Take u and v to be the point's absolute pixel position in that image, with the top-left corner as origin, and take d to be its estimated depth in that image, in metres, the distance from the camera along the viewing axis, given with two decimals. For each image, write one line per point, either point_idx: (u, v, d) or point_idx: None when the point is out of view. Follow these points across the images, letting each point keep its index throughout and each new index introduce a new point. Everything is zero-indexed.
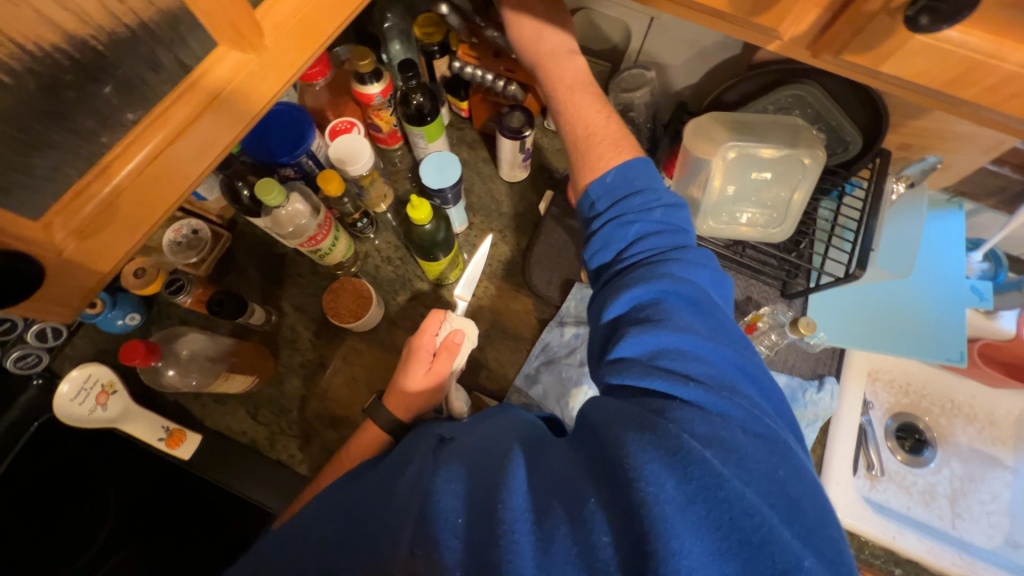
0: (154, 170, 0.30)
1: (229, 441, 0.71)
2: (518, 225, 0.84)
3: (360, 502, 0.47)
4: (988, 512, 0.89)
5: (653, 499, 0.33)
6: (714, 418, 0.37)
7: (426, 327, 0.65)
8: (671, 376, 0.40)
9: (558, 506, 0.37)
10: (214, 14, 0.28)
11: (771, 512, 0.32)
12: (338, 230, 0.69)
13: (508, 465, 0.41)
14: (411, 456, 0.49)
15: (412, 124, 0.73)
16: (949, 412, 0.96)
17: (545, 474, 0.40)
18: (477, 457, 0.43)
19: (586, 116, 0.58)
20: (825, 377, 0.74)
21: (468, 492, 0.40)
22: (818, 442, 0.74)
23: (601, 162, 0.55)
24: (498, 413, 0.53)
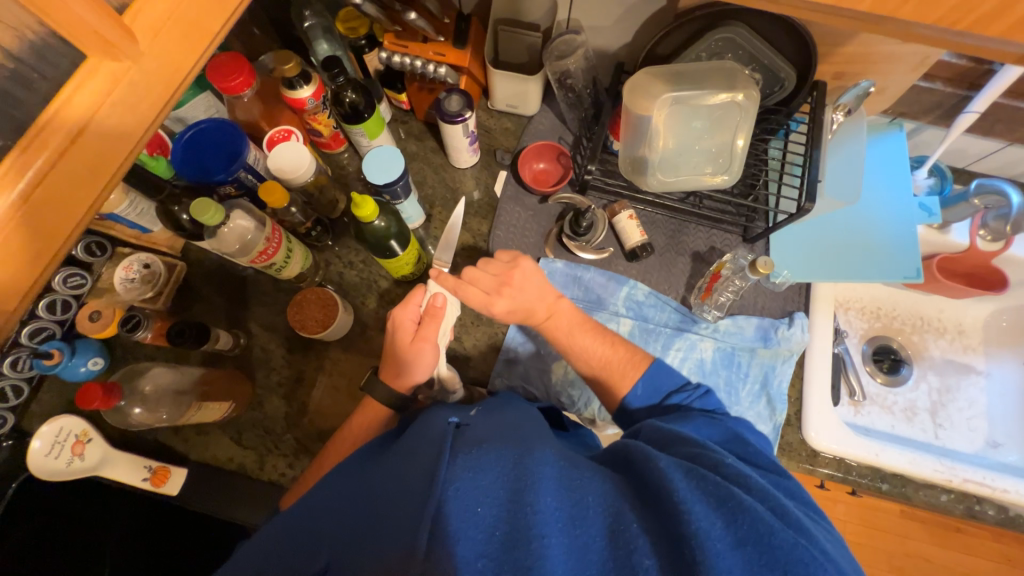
0: (41, 196, 0.28)
1: (217, 469, 0.70)
2: (477, 210, 0.84)
3: (368, 495, 0.46)
4: (967, 417, 0.92)
5: (703, 532, 0.35)
6: (756, 480, 0.41)
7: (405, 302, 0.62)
8: (710, 451, 0.44)
9: (596, 519, 0.38)
10: (73, 24, 0.27)
11: (818, 558, 0.35)
12: (290, 241, 0.67)
13: (532, 464, 0.41)
14: (420, 443, 0.48)
15: (350, 123, 0.71)
16: (920, 328, 0.99)
17: (579, 483, 0.40)
18: (498, 450, 0.43)
19: None
20: (795, 313, 0.75)
21: (489, 487, 0.39)
22: (797, 376, 0.75)
23: None
24: (514, 411, 0.54)
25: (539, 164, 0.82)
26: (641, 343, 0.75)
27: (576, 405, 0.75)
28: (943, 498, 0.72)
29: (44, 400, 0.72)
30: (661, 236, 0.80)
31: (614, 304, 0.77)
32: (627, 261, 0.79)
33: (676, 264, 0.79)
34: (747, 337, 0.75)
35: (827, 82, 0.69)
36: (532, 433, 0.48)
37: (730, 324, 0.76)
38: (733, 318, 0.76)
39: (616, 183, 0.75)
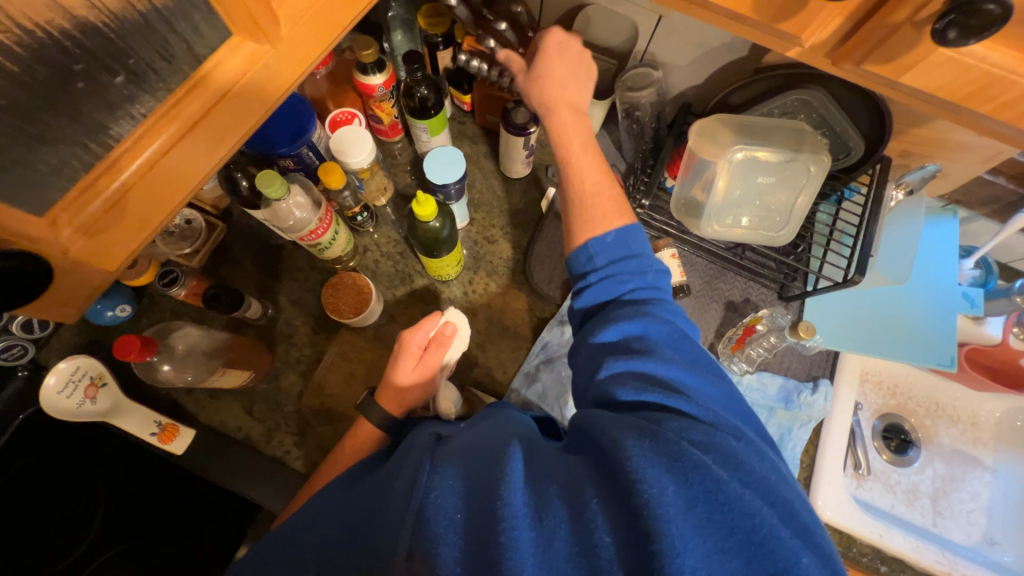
0: (164, 166, 0.30)
1: (224, 436, 0.70)
2: (519, 222, 0.84)
3: (356, 508, 0.46)
4: (967, 510, 0.92)
5: (651, 492, 0.34)
6: (707, 429, 0.39)
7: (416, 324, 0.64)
8: (666, 402, 0.42)
9: (563, 499, 0.37)
10: (234, 5, 0.28)
11: (765, 509, 0.34)
12: (338, 224, 0.68)
13: (505, 459, 0.41)
14: (406, 455, 0.48)
15: (415, 117, 0.71)
16: (933, 413, 0.99)
17: (546, 472, 0.40)
18: (472, 453, 0.43)
19: (585, 176, 0.61)
20: (820, 379, 0.75)
21: (468, 496, 0.39)
22: (812, 443, 0.75)
23: (602, 223, 0.57)
24: (500, 416, 0.53)
25: None
26: None
27: None
28: None
29: (65, 337, 0.72)
30: (698, 280, 0.80)
31: None
32: None
33: (708, 310, 0.79)
34: (769, 395, 0.75)
35: (893, 158, 0.69)
36: (507, 430, 0.47)
37: (754, 379, 0.75)
38: (758, 374, 0.76)
39: (664, 221, 0.75)
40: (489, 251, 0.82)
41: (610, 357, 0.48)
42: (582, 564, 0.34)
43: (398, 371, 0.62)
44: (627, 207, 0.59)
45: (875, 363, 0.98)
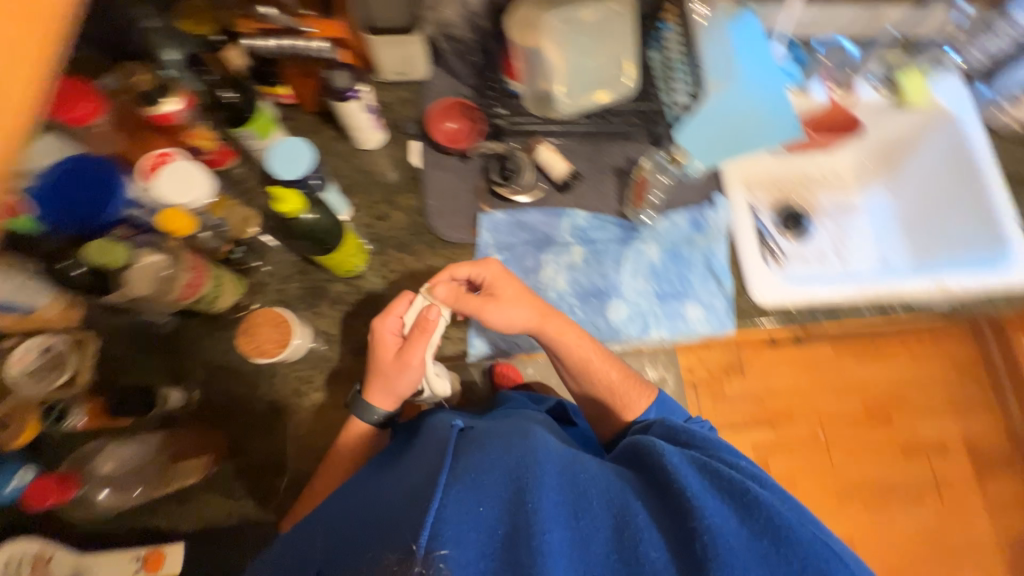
0: None
1: (217, 529, 0.64)
2: (401, 187, 0.81)
3: (362, 512, 0.46)
4: (862, 248, 1.10)
5: (697, 494, 0.41)
6: (757, 475, 0.48)
7: (387, 313, 0.63)
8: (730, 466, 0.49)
9: (603, 497, 0.41)
10: None
11: (816, 540, 0.40)
12: (215, 267, 0.62)
13: (535, 462, 0.42)
14: (423, 456, 0.48)
15: (235, 127, 0.66)
16: (810, 186, 1.14)
17: (583, 475, 0.43)
18: (500, 449, 0.44)
19: (603, 375, 0.68)
20: (714, 195, 0.84)
21: (491, 485, 0.40)
22: (731, 251, 0.84)
23: (634, 398, 0.66)
24: (517, 416, 0.58)
25: (448, 125, 0.81)
26: (595, 265, 0.80)
27: None
28: (864, 312, 0.85)
29: None
30: (583, 163, 0.84)
31: (561, 237, 0.80)
32: (560, 194, 0.82)
33: (604, 184, 0.84)
34: (682, 229, 0.83)
35: None
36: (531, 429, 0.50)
37: (665, 222, 0.83)
38: (667, 216, 0.83)
39: (528, 119, 0.80)
40: (386, 227, 0.79)
41: (661, 437, 0.56)
42: (617, 566, 0.38)
43: (378, 367, 0.62)
44: (644, 379, 0.68)
45: (752, 169, 1.12)
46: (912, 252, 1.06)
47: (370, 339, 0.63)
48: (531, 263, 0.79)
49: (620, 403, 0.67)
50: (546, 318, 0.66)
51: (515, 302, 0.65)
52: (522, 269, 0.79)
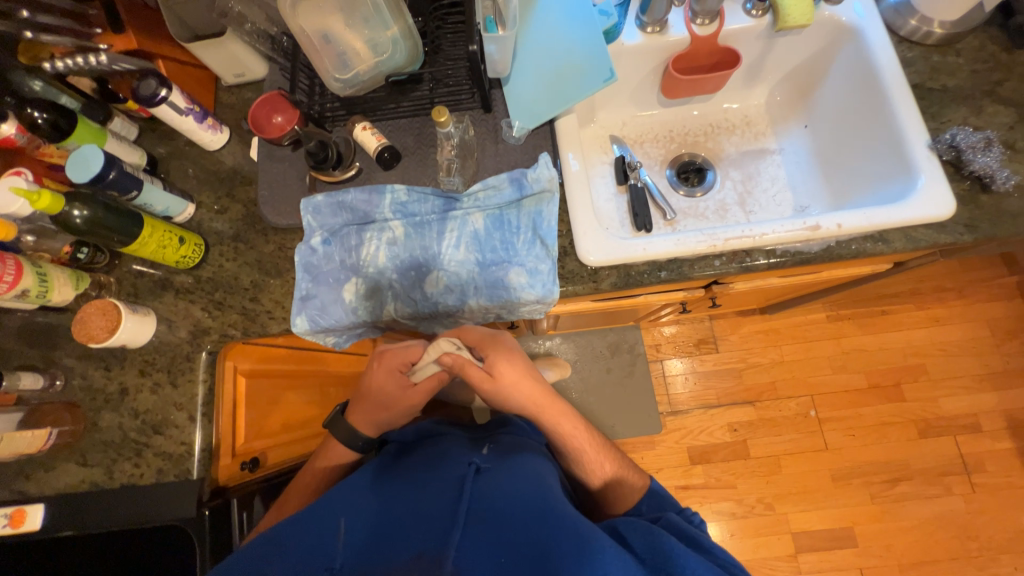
0: None
1: (73, 492, 0.74)
2: (241, 181, 0.87)
3: (400, 517, 0.64)
4: (772, 195, 0.97)
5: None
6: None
7: (406, 349, 0.82)
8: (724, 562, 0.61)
9: (613, 566, 0.54)
10: None
11: None
12: (43, 265, 0.71)
13: (524, 510, 0.62)
14: (446, 485, 0.67)
15: (60, 142, 0.74)
16: (712, 134, 1.03)
17: (593, 544, 0.56)
18: (506, 494, 0.64)
19: (597, 462, 0.82)
20: (540, 155, 0.79)
21: (483, 519, 0.60)
22: (564, 212, 0.79)
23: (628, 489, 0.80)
24: (520, 458, 0.75)
25: (277, 117, 0.82)
26: (415, 238, 0.80)
27: (374, 313, 0.78)
28: (717, 263, 0.76)
29: None
30: (408, 137, 0.84)
31: (380, 214, 0.80)
32: (382, 170, 0.82)
33: (428, 154, 0.83)
34: (505, 194, 0.79)
35: None
36: (531, 484, 0.67)
37: (485, 188, 0.79)
38: (485, 182, 0.79)
39: (349, 102, 0.83)
40: (226, 220, 0.85)
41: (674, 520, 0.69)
42: None
43: (373, 394, 0.82)
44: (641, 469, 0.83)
45: (640, 124, 1.04)
46: (827, 194, 0.92)
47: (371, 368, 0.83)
48: (354, 242, 0.80)
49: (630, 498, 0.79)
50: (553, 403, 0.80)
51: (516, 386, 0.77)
52: (345, 248, 0.80)
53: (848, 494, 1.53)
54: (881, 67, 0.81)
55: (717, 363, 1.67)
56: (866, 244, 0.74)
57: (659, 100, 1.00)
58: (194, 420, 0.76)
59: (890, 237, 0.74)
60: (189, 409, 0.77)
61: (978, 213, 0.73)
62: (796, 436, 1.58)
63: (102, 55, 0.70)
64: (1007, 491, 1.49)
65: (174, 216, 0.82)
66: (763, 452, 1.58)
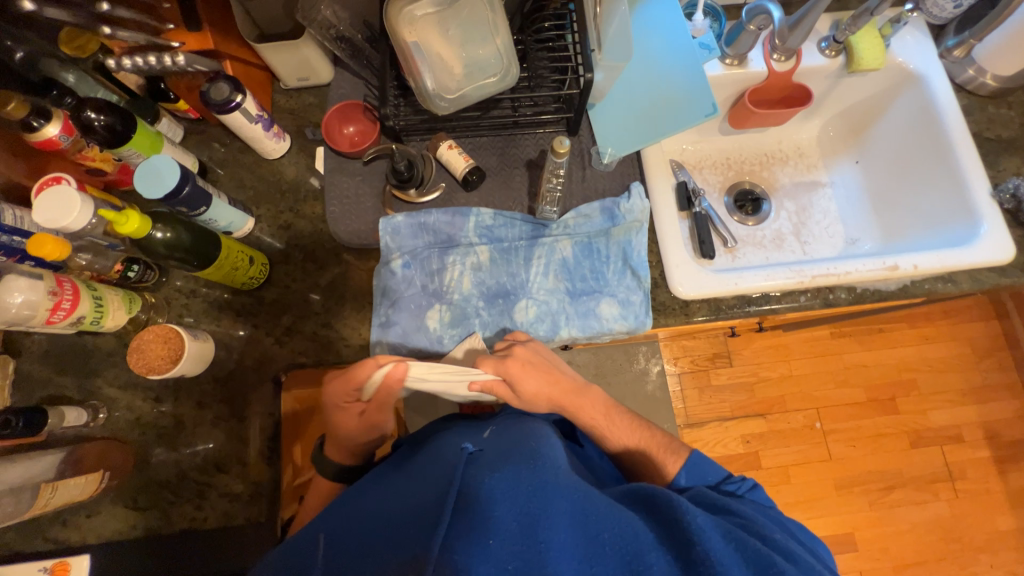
0: None
1: (124, 540, 0.67)
2: (305, 195, 0.81)
3: (390, 517, 0.55)
4: (825, 228, 1.01)
5: (719, 561, 0.51)
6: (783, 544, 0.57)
7: (340, 380, 0.64)
8: (740, 521, 0.60)
9: (617, 544, 0.51)
10: None
11: None
12: (96, 288, 0.63)
13: (532, 489, 0.53)
14: (440, 472, 0.59)
15: (115, 149, 0.66)
16: (767, 164, 1.06)
17: (595, 519, 0.52)
18: (508, 469, 0.56)
19: (629, 437, 0.76)
20: (632, 184, 0.79)
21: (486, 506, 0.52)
22: (653, 242, 0.79)
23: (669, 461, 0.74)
24: (519, 427, 0.67)
25: (350, 129, 0.80)
26: (502, 264, 0.77)
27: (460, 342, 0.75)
28: (802, 299, 0.77)
29: None
30: (493, 157, 0.81)
31: (466, 237, 0.77)
32: (465, 192, 0.79)
33: (513, 177, 0.80)
34: (596, 223, 0.77)
35: None
36: (534, 451, 0.59)
37: (577, 216, 0.77)
38: (576, 210, 0.78)
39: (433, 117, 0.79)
40: (291, 237, 0.79)
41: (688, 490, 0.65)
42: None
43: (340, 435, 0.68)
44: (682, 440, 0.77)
45: (699, 150, 1.05)
46: (878, 228, 0.97)
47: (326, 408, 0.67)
48: (437, 266, 0.76)
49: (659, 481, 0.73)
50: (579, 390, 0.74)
51: (524, 371, 0.67)
52: (427, 272, 0.76)
53: (848, 501, 1.63)
54: (942, 114, 0.86)
55: (731, 377, 1.72)
56: (936, 284, 0.78)
57: (721, 128, 1.02)
58: (263, 457, 0.70)
59: (958, 278, 0.78)
60: (257, 445, 0.71)
61: None
62: (803, 447, 1.67)
63: (179, 57, 0.63)
64: (983, 495, 1.64)
65: (235, 232, 0.75)
66: (772, 462, 1.65)
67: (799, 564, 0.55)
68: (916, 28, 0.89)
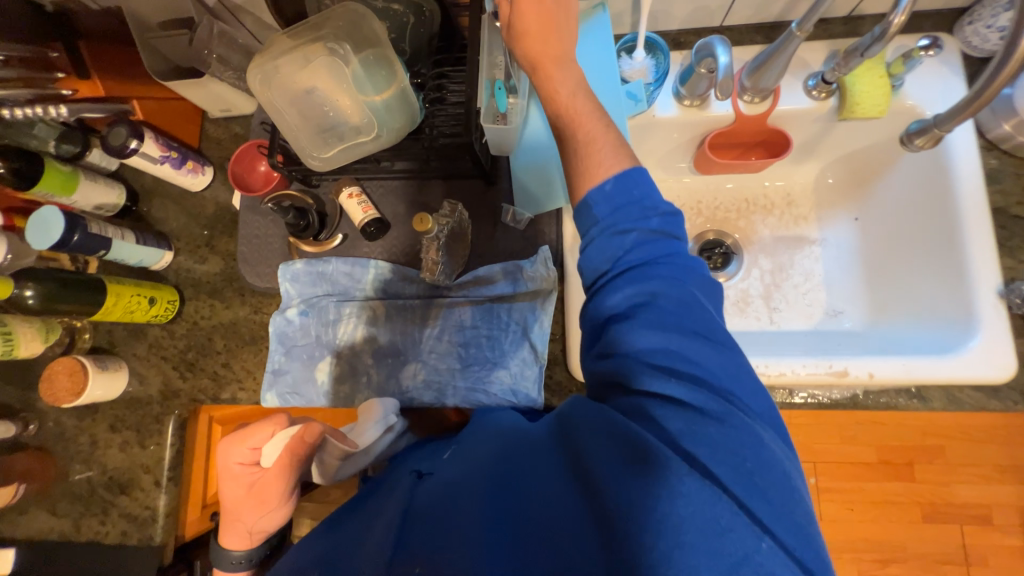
0: None
1: (42, 541, 0.75)
2: (222, 229, 0.82)
3: (350, 534, 0.53)
4: (804, 295, 0.84)
5: (629, 521, 0.39)
6: (718, 433, 0.41)
7: (239, 437, 0.63)
8: (681, 392, 0.43)
9: (543, 534, 0.43)
10: None
11: (743, 511, 0.38)
12: (5, 322, 0.69)
13: (470, 495, 0.48)
14: (395, 492, 0.57)
15: (28, 190, 0.68)
16: (746, 211, 0.90)
17: (520, 513, 0.45)
18: (452, 479, 0.52)
19: (579, 121, 0.53)
20: (541, 246, 0.71)
21: (421, 517, 0.49)
22: (561, 313, 0.71)
23: (599, 169, 0.50)
24: (483, 432, 0.60)
25: (262, 167, 0.78)
26: (397, 322, 0.74)
27: (347, 398, 0.74)
28: None
29: None
30: (401, 205, 0.76)
31: (362, 290, 0.74)
32: (368, 242, 0.75)
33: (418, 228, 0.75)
34: (497, 288, 0.71)
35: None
36: (485, 458, 0.53)
37: (475, 280, 0.71)
38: (475, 273, 0.71)
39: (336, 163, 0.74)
40: (204, 272, 0.80)
41: (614, 334, 0.48)
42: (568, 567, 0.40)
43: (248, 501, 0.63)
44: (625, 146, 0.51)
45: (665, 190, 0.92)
46: (867, 304, 0.81)
47: (229, 467, 0.64)
48: (333, 317, 0.75)
49: (585, 137, 0.52)
50: (558, 61, 0.54)
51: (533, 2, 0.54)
52: (324, 322, 0.75)
53: None
54: (958, 180, 0.69)
55: None
56: (898, 398, 0.65)
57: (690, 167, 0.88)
58: (160, 486, 0.75)
59: (929, 394, 0.64)
60: (155, 473, 0.75)
61: None
62: None
63: (61, 108, 0.64)
64: None
65: (150, 265, 0.78)
66: None
67: (750, 462, 0.40)
68: (946, 62, 0.71)
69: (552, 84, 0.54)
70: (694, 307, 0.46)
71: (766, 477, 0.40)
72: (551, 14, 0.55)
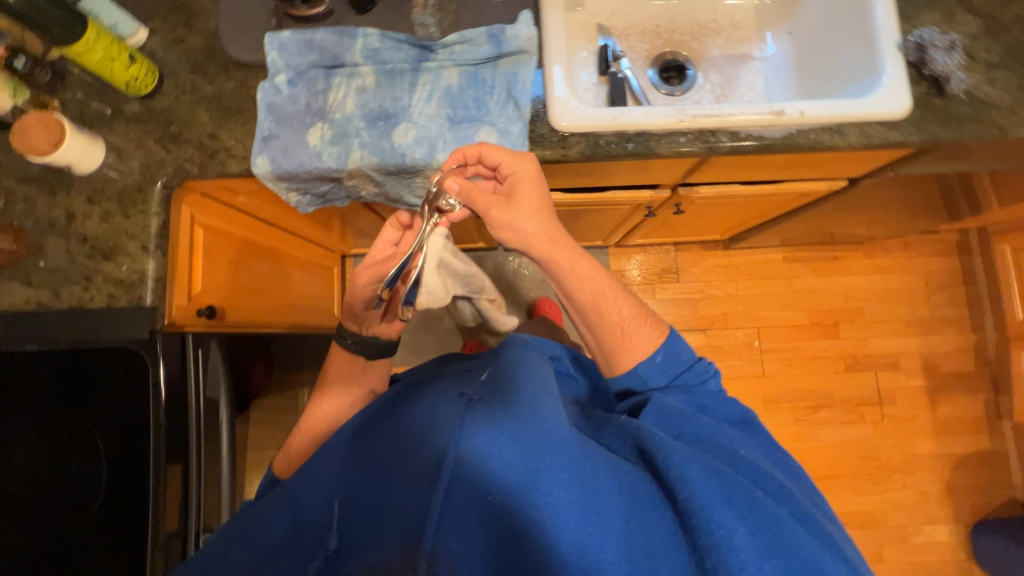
0: None
1: (14, 311, 0.72)
2: (200, 12, 0.81)
3: (388, 497, 0.61)
4: (747, 101, 0.97)
5: (710, 517, 0.50)
6: (773, 481, 0.58)
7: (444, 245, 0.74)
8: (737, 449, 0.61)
9: (612, 507, 0.53)
10: None
11: (805, 536, 0.51)
12: None
13: (533, 463, 0.55)
14: (439, 418, 0.65)
15: None
16: (698, 35, 1.01)
17: (592, 477, 0.55)
18: (504, 427, 0.59)
19: (614, 303, 0.73)
20: (521, 13, 0.78)
21: (469, 490, 0.57)
22: (538, 78, 0.79)
23: (631, 344, 0.73)
24: (522, 376, 0.68)
25: None
26: (386, 88, 0.77)
27: (339, 160, 0.76)
28: (682, 140, 0.77)
29: None
30: None
31: (351, 58, 0.77)
32: (355, 14, 0.80)
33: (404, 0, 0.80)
34: (481, 50, 0.77)
35: None
36: (532, 429, 0.58)
37: (461, 42, 0.77)
38: (462, 36, 0.77)
39: None
40: (183, 51, 0.80)
41: (671, 400, 0.68)
42: (631, 538, 0.52)
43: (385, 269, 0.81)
44: (648, 325, 0.74)
45: (628, 15, 1.01)
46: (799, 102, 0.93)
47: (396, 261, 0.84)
48: (322, 86, 0.77)
49: (619, 319, 0.73)
50: (555, 241, 0.70)
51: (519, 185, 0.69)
52: (312, 92, 0.77)
53: (772, 416, 1.66)
54: None
55: (675, 292, 1.71)
56: (822, 135, 0.77)
57: None
58: (148, 251, 0.75)
59: (846, 131, 0.77)
60: (142, 239, 0.75)
61: (929, 116, 0.77)
62: (737, 363, 1.68)
63: None
64: (909, 422, 1.66)
65: (125, 37, 0.77)
66: None
67: (788, 501, 0.56)
68: None
69: (579, 273, 0.71)
70: (747, 423, 0.71)
71: (802, 511, 0.56)
72: (543, 195, 0.69)
